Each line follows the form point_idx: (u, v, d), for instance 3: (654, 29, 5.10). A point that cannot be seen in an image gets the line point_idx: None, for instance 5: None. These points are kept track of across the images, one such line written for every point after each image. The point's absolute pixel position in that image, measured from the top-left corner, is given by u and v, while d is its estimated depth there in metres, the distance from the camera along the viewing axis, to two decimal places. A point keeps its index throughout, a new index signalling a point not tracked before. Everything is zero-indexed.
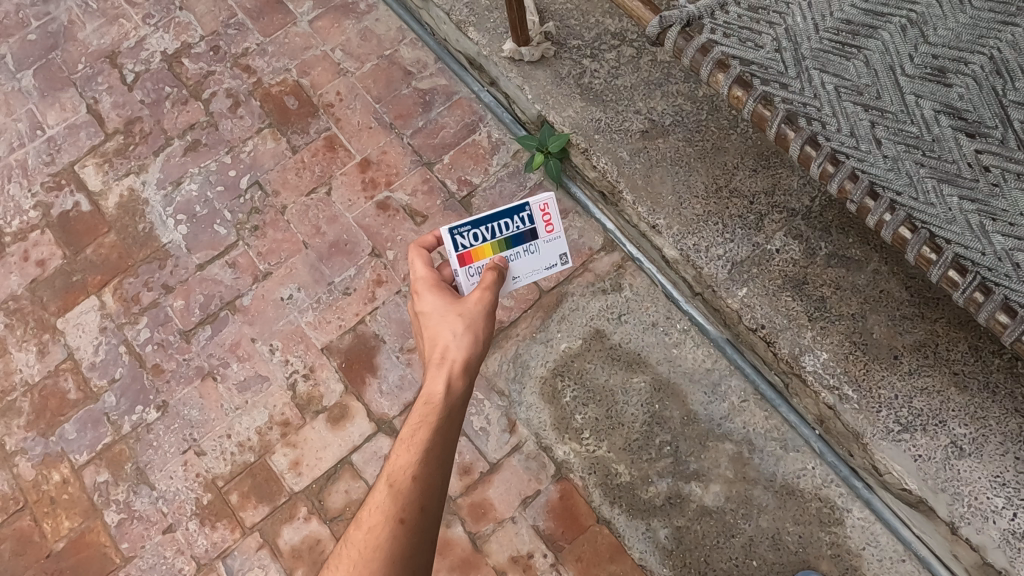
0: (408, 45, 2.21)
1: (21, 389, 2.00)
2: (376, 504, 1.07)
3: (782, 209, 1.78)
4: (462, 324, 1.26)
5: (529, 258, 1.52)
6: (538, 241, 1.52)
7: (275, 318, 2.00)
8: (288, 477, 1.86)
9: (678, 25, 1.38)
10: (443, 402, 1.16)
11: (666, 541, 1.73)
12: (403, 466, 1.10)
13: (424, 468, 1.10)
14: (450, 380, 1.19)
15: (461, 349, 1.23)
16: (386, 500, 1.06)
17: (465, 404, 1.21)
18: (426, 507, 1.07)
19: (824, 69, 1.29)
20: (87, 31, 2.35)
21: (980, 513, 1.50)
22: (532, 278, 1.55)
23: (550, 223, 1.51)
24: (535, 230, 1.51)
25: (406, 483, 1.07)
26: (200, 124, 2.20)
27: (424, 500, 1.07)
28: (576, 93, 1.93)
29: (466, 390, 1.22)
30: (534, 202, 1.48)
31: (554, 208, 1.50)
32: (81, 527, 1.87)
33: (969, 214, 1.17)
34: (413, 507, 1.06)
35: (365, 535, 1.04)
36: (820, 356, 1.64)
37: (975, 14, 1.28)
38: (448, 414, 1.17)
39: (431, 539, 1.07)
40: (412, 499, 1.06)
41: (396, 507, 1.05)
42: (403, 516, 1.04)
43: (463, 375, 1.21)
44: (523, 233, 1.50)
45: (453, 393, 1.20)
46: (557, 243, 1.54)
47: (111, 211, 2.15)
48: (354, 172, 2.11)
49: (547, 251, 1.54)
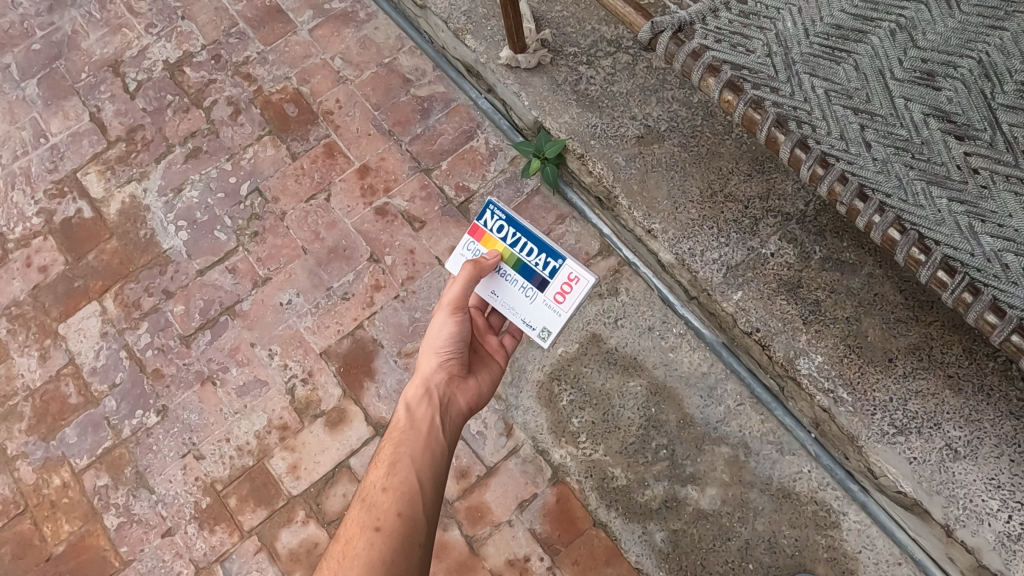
0: (407, 53, 2.24)
1: (22, 394, 2.02)
2: (354, 519, 1.16)
3: (777, 213, 1.79)
4: (427, 347, 1.39)
5: (522, 297, 1.47)
6: (540, 292, 1.45)
7: (274, 323, 2.01)
8: (286, 481, 1.87)
9: (669, 30, 1.40)
10: (404, 419, 1.29)
11: (663, 544, 1.73)
12: (373, 481, 1.20)
13: (392, 478, 1.19)
14: (408, 398, 1.33)
15: (425, 369, 1.37)
16: (362, 513, 1.16)
17: (433, 414, 1.31)
18: (403, 513, 1.15)
19: (814, 73, 1.31)
20: (91, 40, 2.39)
21: (975, 516, 1.50)
22: (503, 310, 1.48)
23: (562, 296, 1.44)
24: (544, 282, 1.45)
25: (378, 494, 1.17)
26: (202, 131, 2.23)
27: (399, 505, 1.16)
28: (572, 100, 1.94)
29: (428, 402, 1.33)
30: (570, 264, 1.43)
31: (577, 290, 1.43)
32: (81, 530, 1.89)
33: (958, 215, 1.18)
34: (387, 514, 1.14)
35: (344, 546, 1.12)
36: (815, 359, 1.65)
37: (963, 18, 1.30)
38: (412, 427, 1.28)
39: (419, 544, 1.14)
40: (388, 507, 1.15)
41: (373, 518, 1.14)
42: (379, 524, 1.13)
43: (422, 389, 1.34)
44: (534, 272, 1.45)
45: (413, 405, 1.31)
46: (552, 315, 1.44)
47: (112, 218, 2.17)
48: (353, 178, 2.13)
49: (533, 311, 1.46)
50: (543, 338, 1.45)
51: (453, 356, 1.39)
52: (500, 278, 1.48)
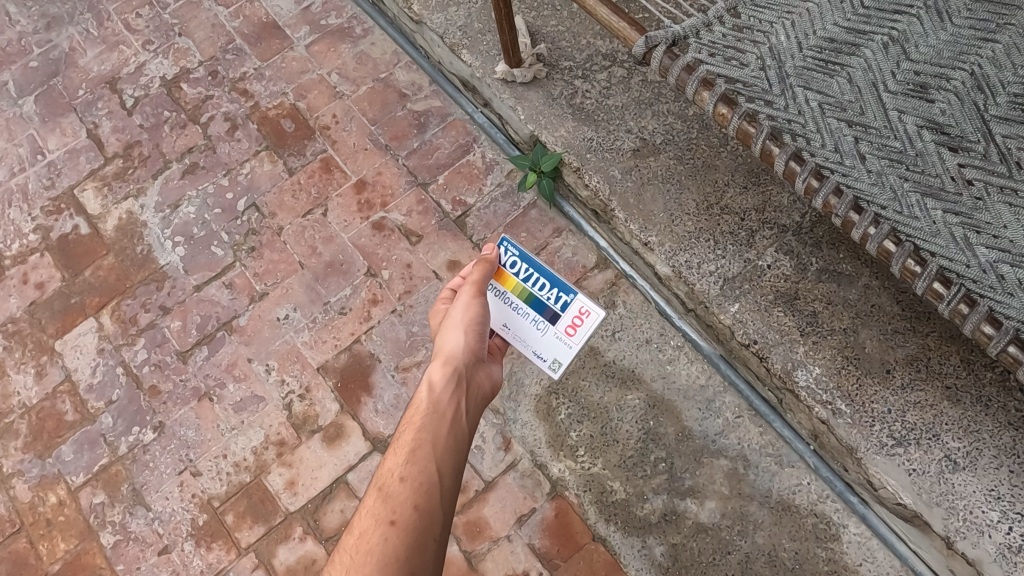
0: (403, 68, 2.25)
1: (19, 411, 2.01)
2: (369, 510, 1.11)
3: (773, 225, 1.79)
4: (451, 327, 1.36)
5: (530, 328, 1.41)
6: (551, 326, 1.39)
7: (271, 338, 2.01)
8: (284, 497, 1.86)
9: (663, 44, 1.41)
10: (427, 402, 1.25)
11: (663, 558, 1.72)
12: (390, 470, 1.16)
13: (411, 467, 1.15)
14: (432, 379, 1.29)
15: (450, 348, 1.33)
16: (377, 505, 1.11)
17: (457, 398, 1.27)
18: (419, 506, 1.10)
19: (808, 86, 1.31)
20: (88, 58, 2.40)
21: (975, 528, 1.49)
22: (514, 343, 1.43)
23: (574, 330, 1.38)
24: (551, 318, 1.39)
25: (395, 484, 1.12)
26: (199, 147, 2.24)
27: (416, 496, 1.11)
28: (568, 114, 1.95)
29: (453, 384, 1.28)
30: (581, 297, 1.37)
31: (588, 324, 1.37)
32: (77, 548, 1.87)
33: (954, 226, 1.18)
34: (403, 506, 1.09)
35: (359, 538, 1.08)
36: (812, 371, 1.65)
37: (955, 31, 1.31)
38: (434, 411, 1.24)
39: (435, 538, 1.09)
40: (404, 499, 1.10)
41: (388, 510, 1.10)
42: (393, 517, 1.08)
43: (447, 370, 1.30)
44: (546, 305, 1.40)
45: (438, 389, 1.27)
46: (560, 349, 1.39)
47: (109, 234, 2.17)
48: (349, 193, 2.13)
49: (543, 343, 1.40)
50: (553, 369, 1.40)
51: (476, 337, 1.36)
52: (511, 311, 1.43)
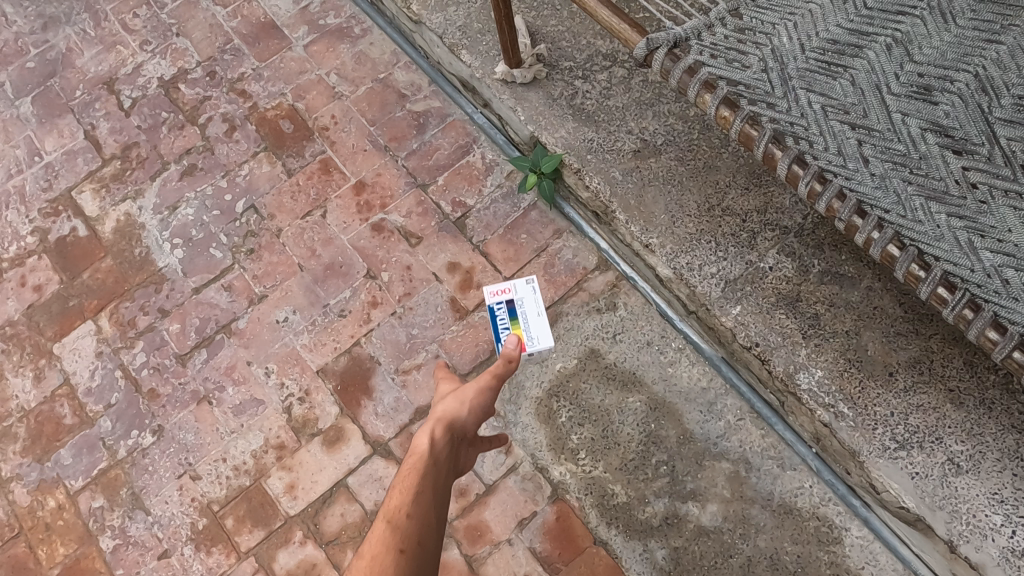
0: (402, 68, 2.24)
1: (17, 415, 2.00)
2: (376, 536, 1.09)
3: (775, 227, 1.78)
4: (459, 396, 1.41)
5: None
6: None
7: (270, 341, 2.00)
8: (283, 501, 1.86)
9: (665, 46, 1.39)
10: (431, 454, 1.26)
11: (664, 562, 1.71)
12: (397, 505, 1.15)
13: (418, 507, 1.15)
14: (436, 434, 1.31)
15: (457, 414, 1.37)
16: (385, 532, 1.09)
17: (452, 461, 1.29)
18: (423, 543, 1.10)
19: (811, 88, 1.30)
20: (86, 58, 2.38)
21: (978, 532, 1.48)
22: None
23: None
24: None
25: (404, 518, 1.12)
26: (197, 149, 2.22)
27: (421, 535, 1.11)
28: (569, 114, 1.94)
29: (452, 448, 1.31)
30: None
31: None
32: (76, 553, 1.86)
33: (958, 231, 1.17)
34: (411, 539, 1.09)
35: (366, 559, 1.05)
36: (815, 374, 1.64)
37: (959, 32, 1.30)
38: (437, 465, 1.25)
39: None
40: (412, 533, 1.10)
41: (396, 539, 1.08)
42: (403, 547, 1.07)
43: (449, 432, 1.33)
44: None
45: (441, 447, 1.29)
46: None
47: (107, 236, 2.16)
48: (348, 195, 2.12)
49: None
50: None
51: (477, 414, 1.40)
52: None
